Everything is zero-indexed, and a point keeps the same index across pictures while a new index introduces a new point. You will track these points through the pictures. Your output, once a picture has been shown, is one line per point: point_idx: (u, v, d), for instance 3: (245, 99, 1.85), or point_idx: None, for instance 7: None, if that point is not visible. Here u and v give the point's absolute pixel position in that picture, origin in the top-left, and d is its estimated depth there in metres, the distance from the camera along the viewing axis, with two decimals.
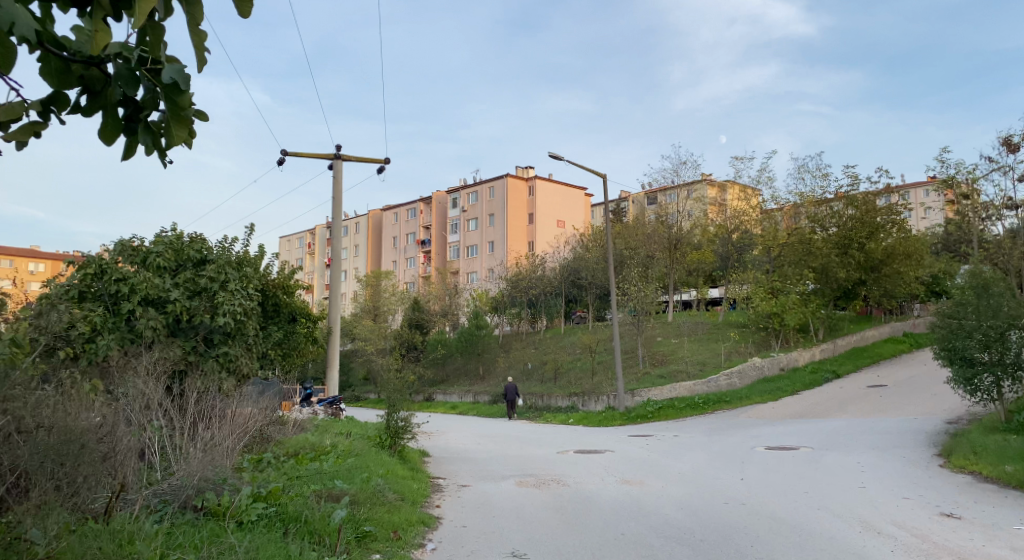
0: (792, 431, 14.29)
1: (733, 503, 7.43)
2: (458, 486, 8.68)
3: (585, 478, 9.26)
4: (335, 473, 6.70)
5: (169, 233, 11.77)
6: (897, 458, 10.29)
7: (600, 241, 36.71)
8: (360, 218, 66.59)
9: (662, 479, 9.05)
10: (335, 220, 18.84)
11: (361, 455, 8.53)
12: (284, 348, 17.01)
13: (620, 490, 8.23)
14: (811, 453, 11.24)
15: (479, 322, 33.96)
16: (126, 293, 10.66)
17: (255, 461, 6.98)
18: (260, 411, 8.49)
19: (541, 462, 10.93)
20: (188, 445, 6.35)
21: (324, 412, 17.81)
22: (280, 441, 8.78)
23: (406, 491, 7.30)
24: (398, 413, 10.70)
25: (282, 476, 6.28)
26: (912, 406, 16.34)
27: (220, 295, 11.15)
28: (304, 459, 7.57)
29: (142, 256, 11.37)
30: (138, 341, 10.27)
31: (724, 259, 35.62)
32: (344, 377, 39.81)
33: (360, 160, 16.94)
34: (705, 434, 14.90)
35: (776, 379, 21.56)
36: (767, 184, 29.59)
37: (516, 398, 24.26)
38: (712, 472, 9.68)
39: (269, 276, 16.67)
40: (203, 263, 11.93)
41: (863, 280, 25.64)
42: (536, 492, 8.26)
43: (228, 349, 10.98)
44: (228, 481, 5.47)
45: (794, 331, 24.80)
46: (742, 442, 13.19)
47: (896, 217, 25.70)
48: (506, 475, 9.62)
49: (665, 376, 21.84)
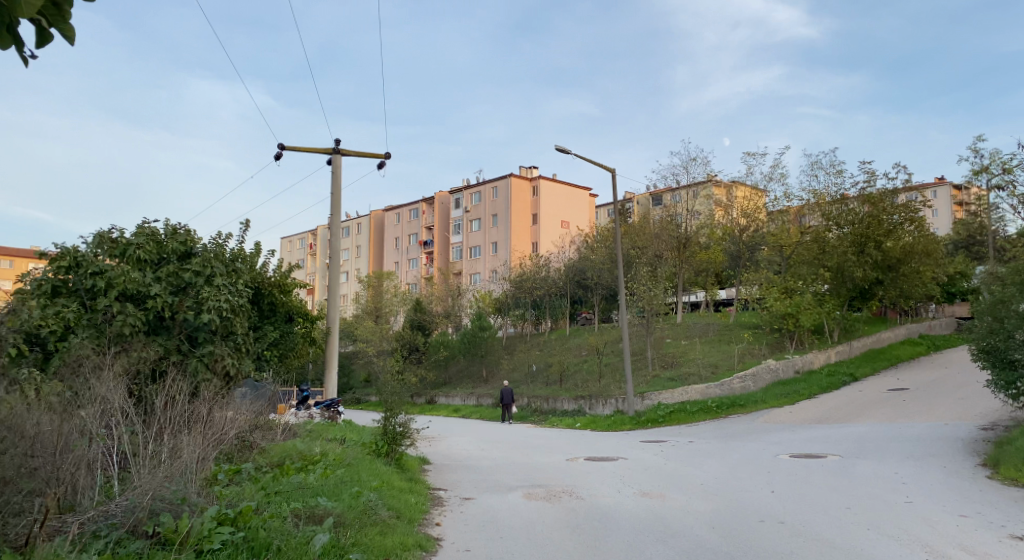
0: (814, 437, 13.44)
1: (770, 522, 6.62)
2: (461, 499, 7.89)
3: (600, 490, 8.48)
4: (321, 489, 5.87)
5: (151, 224, 10.98)
6: (937, 469, 9.46)
7: (607, 241, 35.26)
8: (362, 219, 65.94)
9: (685, 492, 8.24)
10: (335, 216, 18.03)
11: (353, 465, 7.70)
12: (280, 349, 16.18)
13: (640, 506, 7.45)
14: (840, 461, 10.45)
15: (483, 323, 33.71)
16: (103, 289, 9.89)
17: (231, 473, 6.21)
18: (241, 416, 7.70)
19: (550, 472, 10.09)
20: (153, 455, 5.61)
21: (321, 416, 16.94)
22: (267, 448, 8.01)
23: (401, 507, 6.49)
24: (396, 417, 9.88)
25: (259, 492, 5.47)
26: (941, 411, 15.45)
27: (204, 290, 10.36)
28: (290, 469, 6.79)
29: (121, 248, 10.51)
30: (116, 340, 9.48)
31: (734, 259, 34.73)
32: (344, 378, 39.17)
33: (360, 155, 16.32)
34: (721, 440, 14.06)
35: (792, 382, 20.70)
36: (779, 181, 28.71)
37: (515, 400, 23.54)
38: (739, 483, 8.83)
39: (264, 275, 15.85)
40: (189, 257, 11.16)
41: (881, 280, 24.80)
42: (547, 507, 7.47)
43: (213, 348, 10.12)
44: (190, 500, 4.64)
45: (809, 333, 23.96)
46: (764, 449, 12.34)
47: (915, 215, 24.86)
48: (514, 486, 8.80)
49: (676, 378, 21.06)
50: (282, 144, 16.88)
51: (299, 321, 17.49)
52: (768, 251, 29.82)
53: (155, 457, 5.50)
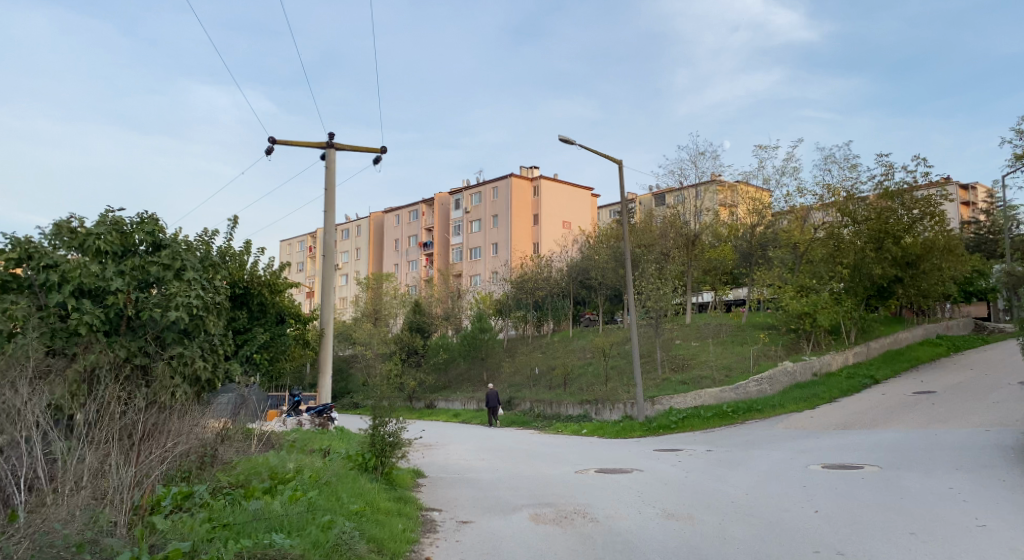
0: (843, 445, 12.38)
1: (825, 554, 5.56)
2: (458, 524, 6.80)
3: (618, 509, 7.43)
4: (284, 519, 4.80)
5: (114, 213, 9.81)
6: (995, 483, 8.36)
7: (609, 240, 34.14)
8: (361, 220, 64.95)
9: (716, 513, 7.18)
10: (328, 213, 16.98)
11: (330, 484, 6.62)
12: (271, 352, 14.96)
13: (668, 531, 6.43)
14: (883, 474, 9.36)
15: (483, 325, 32.64)
16: (57, 284, 8.78)
17: (180, 498, 5.16)
18: (202, 428, 6.62)
19: (558, 487, 9.03)
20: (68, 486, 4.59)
21: (312, 423, 15.72)
22: (236, 463, 6.90)
23: (385, 541, 5.38)
24: (385, 426, 8.76)
25: (203, 526, 4.44)
26: (976, 416, 14.34)
27: (172, 285, 9.33)
28: (254, 494, 5.68)
29: (80, 239, 9.33)
30: (71, 341, 8.42)
31: (746, 257, 33.59)
32: (343, 383, 38.06)
33: (354, 149, 15.66)
34: (742, 448, 12.97)
35: (810, 385, 19.62)
36: (791, 176, 27.56)
37: (496, 404, 23.21)
38: (774, 501, 7.81)
39: (252, 273, 14.81)
40: (157, 248, 10.08)
41: (899, 278, 23.76)
42: (558, 534, 6.35)
43: (182, 350, 9.13)
44: (93, 547, 3.61)
45: (825, 334, 22.88)
46: (790, 458, 11.26)
47: (935, 209, 23.64)
48: (518, 505, 7.73)
49: (687, 382, 19.99)
50: (272, 138, 15.91)
51: (291, 323, 16.33)
52: (780, 250, 28.81)
53: (65, 490, 4.48)
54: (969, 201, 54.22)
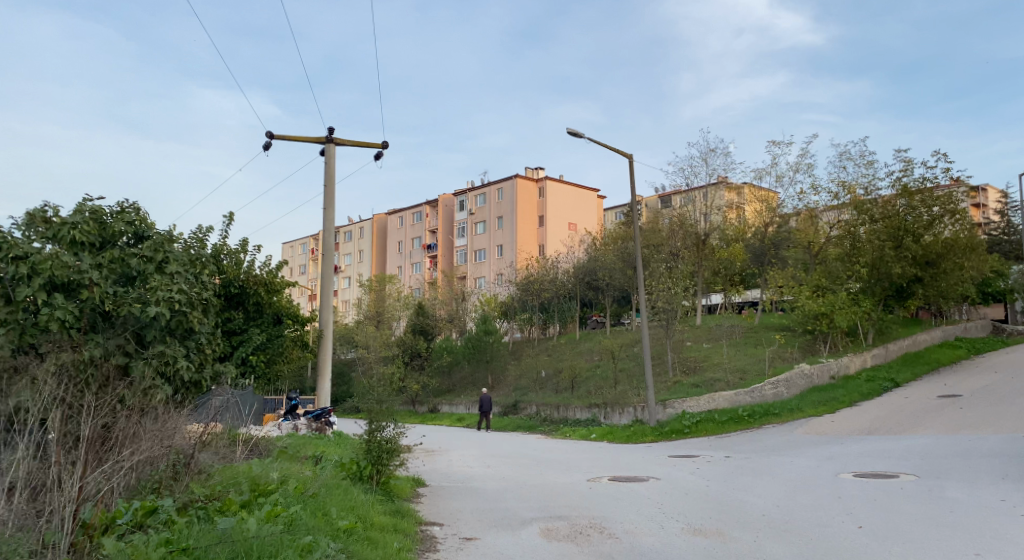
0: (870, 452, 11.59)
1: None
2: (461, 541, 6.06)
3: (638, 524, 6.71)
4: (253, 542, 4.07)
5: (92, 202, 9.13)
6: None
7: (615, 242, 33.43)
8: (366, 223, 64.47)
9: (749, 529, 6.42)
10: (328, 211, 16.29)
11: (318, 496, 5.91)
12: (268, 354, 14.20)
13: (696, 548, 5.75)
14: (921, 483, 8.62)
15: (489, 328, 31.45)
16: (25, 277, 7.99)
17: (143, 514, 4.48)
18: (180, 435, 5.94)
19: (569, 497, 8.32)
20: None
21: (310, 428, 14.96)
22: (214, 471, 6.21)
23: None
24: (383, 432, 8.06)
25: (156, 551, 3.74)
26: (1009, 421, 13.49)
27: (154, 279, 8.65)
28: (229, 510, 4.98)
29: (55, 228, 8.61)
30: (41, 340, 7.75)
31: (757, 257, 32.82)
32: (345, 386, 37.44)
33: (354, 144, 14.91)
34: (763, 454, 12.26)
35: (828, 388, 18.84)
36: (806, 172, 26.79)
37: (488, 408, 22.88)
38: (811, 515, 7.06)
39: (250, 272, 14.07)
40: (139, 240, 9.40)
41: (919, 278, 22.88)
42: (575, 555, 5.56)
43: (163, 349, 8.49)
44: None
45: (841, 335, 22.11)
46: (817, 466, 10.51)
47: (955, 206, 22.73)
48: (528, 519, 7.02)
49: (700, 385, 19.24)
50: (269, 133, 15.26)
51: (290, 324, 15.61)
52: (793, 250, 28.20)
53: None
54: (981, 204, 53.38)
